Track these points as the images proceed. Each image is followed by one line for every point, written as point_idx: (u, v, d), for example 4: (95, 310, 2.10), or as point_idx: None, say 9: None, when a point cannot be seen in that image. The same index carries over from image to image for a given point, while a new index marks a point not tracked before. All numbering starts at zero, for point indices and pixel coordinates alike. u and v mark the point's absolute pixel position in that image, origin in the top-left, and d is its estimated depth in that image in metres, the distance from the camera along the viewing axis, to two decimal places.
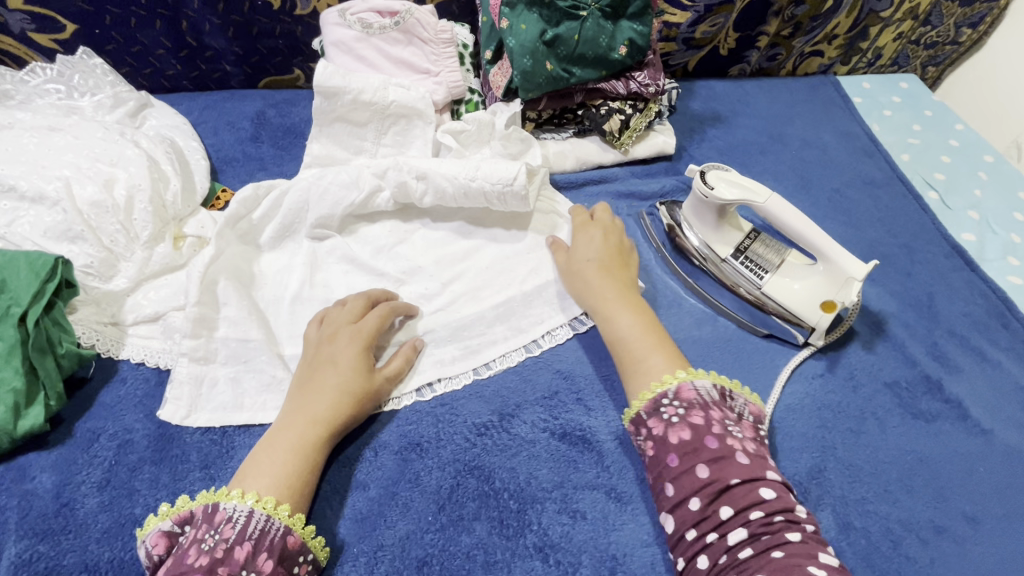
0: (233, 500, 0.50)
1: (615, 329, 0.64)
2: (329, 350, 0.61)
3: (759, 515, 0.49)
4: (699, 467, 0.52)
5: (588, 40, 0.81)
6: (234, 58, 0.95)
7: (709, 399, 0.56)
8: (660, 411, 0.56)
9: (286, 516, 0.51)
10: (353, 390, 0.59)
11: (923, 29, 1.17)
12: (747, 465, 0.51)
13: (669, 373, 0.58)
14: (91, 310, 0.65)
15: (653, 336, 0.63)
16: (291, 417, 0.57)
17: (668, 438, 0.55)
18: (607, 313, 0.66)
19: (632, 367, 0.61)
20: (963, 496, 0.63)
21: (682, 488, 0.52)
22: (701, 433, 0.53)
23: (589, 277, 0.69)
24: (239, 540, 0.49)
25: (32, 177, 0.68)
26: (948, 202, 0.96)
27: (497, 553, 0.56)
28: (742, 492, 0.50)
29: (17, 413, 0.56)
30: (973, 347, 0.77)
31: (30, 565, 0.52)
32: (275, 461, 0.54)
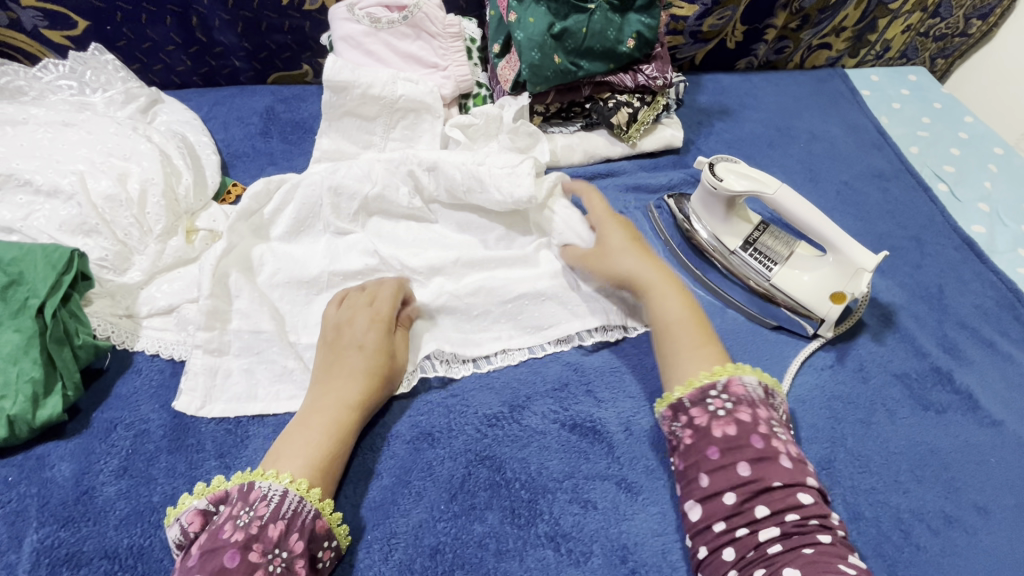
0: (267, 479, 0.51)
1: (669, 314, 0.63)
2: (350, 334, 0.62)
3: (796, 518, 0.48)
4: (741, 464, 0.51)
5: (596, 33, 0.82)
6: (243, 53, 0.96)
7: (756, 397, 0.55)
8: (705, 403, 0.55)
9: (318, 498, 0.52)
10: (376, 369, 0.60)
11: (933, 21, 1.16)
12: (791, 469, 0.50)
13: (718, 365, 0.57)
14: (106, 302, 0.66)
15: (698, 330, 0.61)
16: (323, 401, 0.58)
17: (712, 430, 0.53)
18: (659, 296, 0.64)
19: (682, 355, 0.59)
20: (973, 487, 0.63)
21: (718, 480, 0.51)
22: (748, 430, 0.52)
23: (638, 261, 0.67)
24: (273, 518, 0.49)
25: (48, 172, 0.69)
26: (958, 194, 0.96)
27: (509, 542, 0.56)
28: (780, 495, 0.49)
29: (36, 403, 0.57)
30: (983, 339, 0.77)
31: (51, 552, 0.52)
32: (309, 442, 0.55)
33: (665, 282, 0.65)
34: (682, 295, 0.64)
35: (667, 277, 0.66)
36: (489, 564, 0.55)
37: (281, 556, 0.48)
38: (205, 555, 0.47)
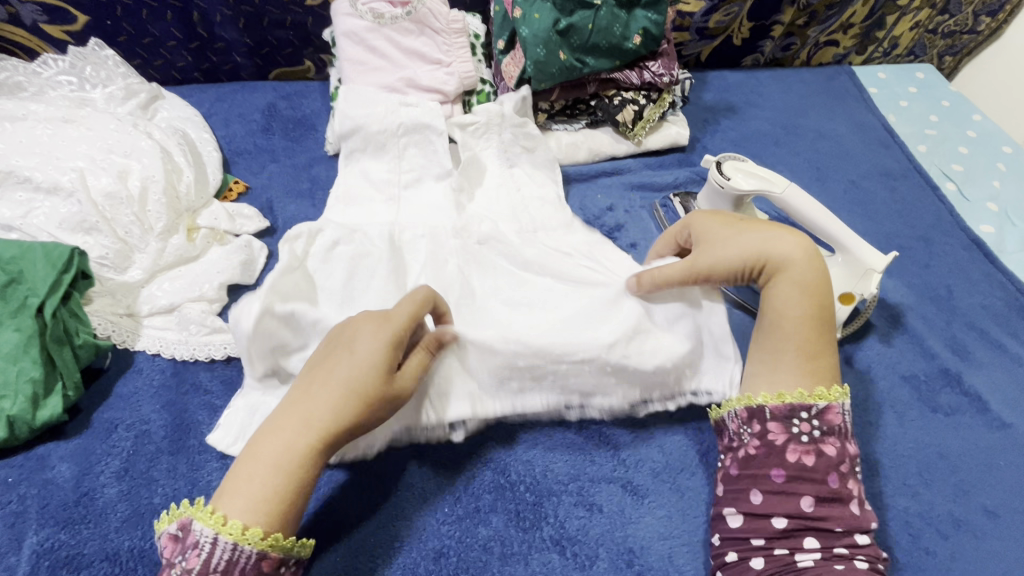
0: (201, 521, 0.47)
1: (797, 309, 0.56)
2: (347, 343, 0.54)
3: (843, 555, 0.49)
4: (808, 498, 0.51)
5: (602, 29, 0.81)
6: (245, 49, 0.95)
7: (847, 432, 0.54)
8: (791, 421, 0.54)
9: (257, 541, 0.46)
10: (357, 387, 0.52)
11: (941, 18, 1.14)
12: (858, 514, 0.51)
13: (823, 387, 0.54)
14: (107, 301, 0.65)
15: (813, 340, 0.55)
16: (290, 420, 0.51)
17: (786, 452, 0.53)
18: (793, 283, 0.56)
19: (791, 362, 0.55)
20: (983, 491, 0.63)
21: (774, 502, 0.51)
22: (829, 467, 0.51)
23: (784, 242, 0.57)
24: (203, 571, 0.46)
25: (47, 169, 0.68)
26: (967, 193, 0.95)
27: (514, 545, 0.56)
28: (837, 535, 0.50)
29: (36, 403, 0.56)
30: (992, 340, 0.76)
31: (52, 554, 0.52)
32: (257, 478, 0.48)
33: (811, 271, 0.56)
34: (819, 290, 0.56)
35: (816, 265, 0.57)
36: (493, 567, 0.54)
37: None
38: None
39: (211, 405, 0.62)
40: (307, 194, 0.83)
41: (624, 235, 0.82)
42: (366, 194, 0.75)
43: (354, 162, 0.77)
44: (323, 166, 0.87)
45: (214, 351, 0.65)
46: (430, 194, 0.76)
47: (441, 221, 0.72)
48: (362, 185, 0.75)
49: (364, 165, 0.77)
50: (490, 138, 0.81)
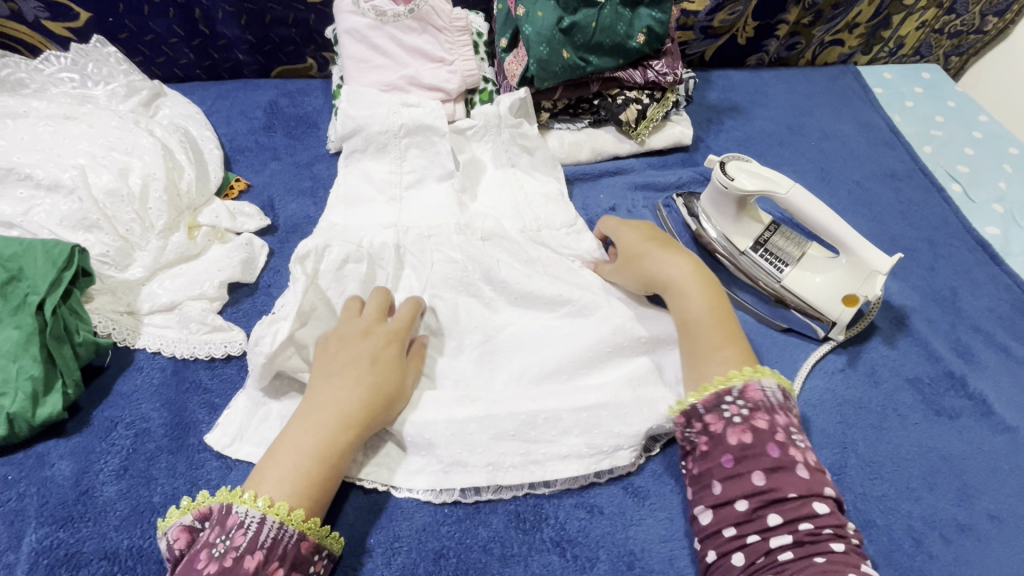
0: (245, 503, 0.48)
1: (690, 311, 0.60)
2: (363, 342, 0.58)
3: (811, 528, 0.47)
4: (756, 473, 0.50)
5: (605, 28, 0.80)
6: (246, 46, 0.94)
7: (775, 402, 0.54)
8: (721, 408, 0.54)
9: (299, 522, 0.49)
10: (382, 386, 0.56)
11: (948, 18, 1.13)
12: (809, 480, 0.49)
13: (736, 369, 0.56)
14: (107, 299, 0.65)
15: (722, 329, 0.59)
16: (321, 416, 0.53)
17: (726, 437, 0.52)
18: (677, 295, 0.61)
19: (701, 358, 0.58)
20: (987, 495, 0.62)
21: (731, 488, 0.50)
22: (764, 438, 0.51)
23: (663, 260, 0.64)
24: (250, 548, 0.47)
25: (48, 166, 0.68)
26: (972, 194, 0.94)
27: (514, 547, 0.55)
28: (796, 504, 0.48)
29: (35, 401, 0.56)
30: (997, 343, 0.75)
31: (50, 552, 0.52)
32: (296, 466, 0.51)
33: (692, 279, 0.62)
34: (712, 288, 0.61)
35: (688, 275, 0.62)
36: (493, 569, 0.54)
37: None
38: None
39: (211, 404, 0.62)
40: (309, 192, 0.82)
41: None
42: (368, 194, 0.74)
43: (356, 160, 0.77)
44: (325, 164, 0.86)
45: (214, 349, 0.65)
46: (432, 194, 0.75)
47: (443, 220, 0.72)
48: (364, 185, 0.75)
49: (365, 163, 0.76)
50: (489, 141, 0.81)
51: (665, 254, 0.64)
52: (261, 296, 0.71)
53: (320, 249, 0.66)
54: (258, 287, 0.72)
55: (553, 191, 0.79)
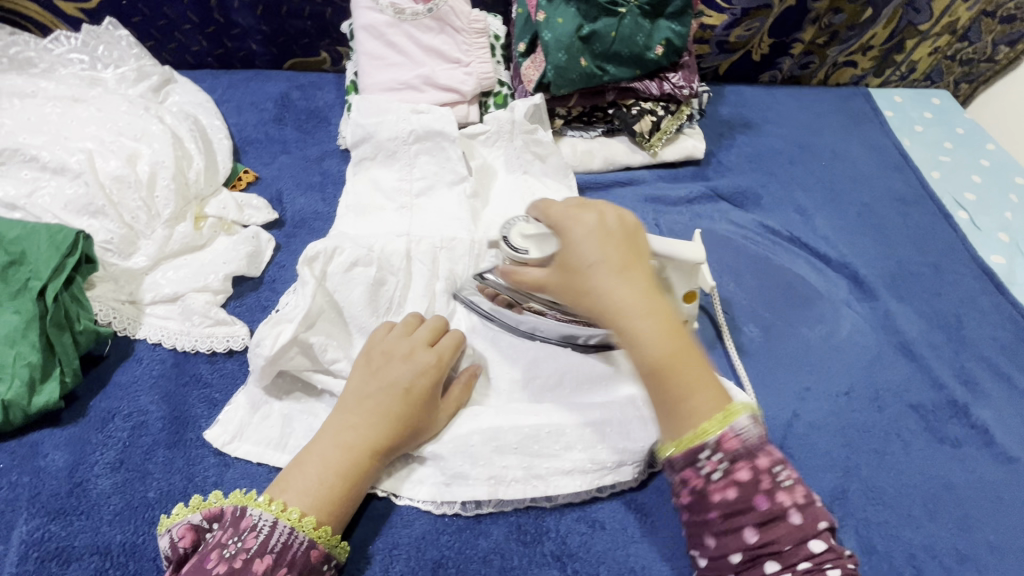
0: (259, 507, 0.49)
1: (647, 359, 0.47)
2: (398, 371, 0.56)
3: (809, 568, 0.45)
4: (748, 529, 0.45)
5: (624, 38, 0.80)
6: (261, 37, 0.93)
7: (756, 444, 0.46)
8: (697, 466, 0.46)
9: (310, 528, 0.49)
10: (407, 417, 0.55)
11: (961, 45, 1.14)
12: (801, 524, 0.45)
13: (706, 421, 0.46)
14: (110, 287, 0.64)
15: (693, 369, 0.47)
16: (349, 436, 0.53)
17: (709, 496, 0.46)
18: (629, 333, 0.47)
19: (669, 413, 0.47)
20: (988, 525, 0.62)
21: (723, 543, 0.46)
22: (750, 492, 0.45)
23: (608, 290, 0.48)
24: (260, 552, 0.47)
25: (55, 148, 0.67)
26: (979, 222, 0.95)
27: (514, 559, 0.55)
28: (792, 551, 0.45)
29: (32, 388, 0.55)
30: (1000, 373, 0.76)
31: (42, 545, 0.51)
32: (321, 480, 0.51)
33: (648, 314, 0.47)
34: (676, 328, 0.47)
35: (644, 304, 0.47)
36: None
37: None
38: None
39: (211, 399, 0.61)
40: (318, 187, 0.81)
41: None
42: (375, 199, 0.75)
43: (364, 166, 0.77)
44: (335, 160, 0.85)
45: (217, 344, 0.63)
46: (440, 197, 0.75)
47: (451, 224, 0.72)
48: (373, 190, 0.75)
49: (373, 169, 0.77)
50: (501, 147, 0.81)
51: (614, 279, 0.48)
52: (264, 291, 0.70)
53: (330, 250, 0.64)
54: (263, 281, 0.71)
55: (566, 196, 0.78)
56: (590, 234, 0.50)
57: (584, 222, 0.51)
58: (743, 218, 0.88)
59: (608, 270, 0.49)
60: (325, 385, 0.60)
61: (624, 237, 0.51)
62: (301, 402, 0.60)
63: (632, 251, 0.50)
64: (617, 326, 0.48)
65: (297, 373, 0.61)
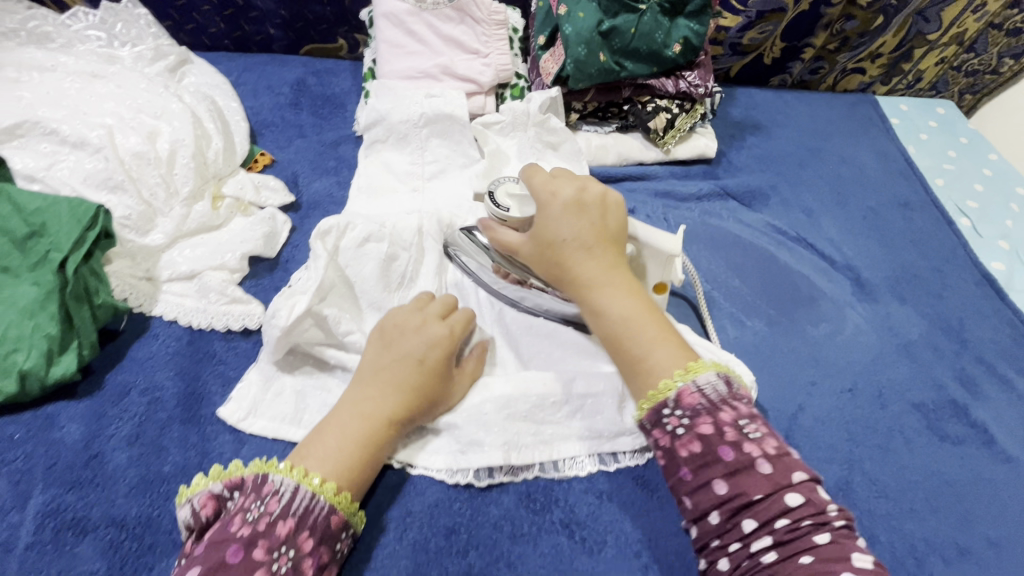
0: (280, 473, 0.49)
1: (611, 325, 0.54)
2: (412, 342, 0.57)
3: (787, 522, 0.44)
4: (717, 482, 0.47)
5: (643, 35, 0.81)
6: (279, 21, 0.93)
7: (716, 399, 0.49)
8: (663, 421, 0.50)
9: (331, 494, 0.49)
10: (425, 389, 0.55)
11: (967, 56, 1.16)
12: (771, 474, 0.46)
13: (664, 378, 0.51)
14: (126, 263, 0.63)
15: (652, 330, 0.53)
16: (369, 406, 0.53)
17: (677, 451, 0.49)
18: (594, 304, 0.55)
19: (631, 372, 0.53)
20: (986, 521, 0.63)
21: (699, 500, 0.48)
22: (713, 443, 0.48)
23: (575, 266, 0.56)
24: (283, 515, 0.47)
25: (75, 122, 0.66)
26: (980, 229, 0.96)
27: (524, 526, 0.56)
28: (765, 504, 0.45)
29: (50, 360, 0.55)
30: (1000, 375, 0.77)
31: (58, 515, 0.51)
32: (340, 449, 0.51)
33: (608, 283, 0.55)
34: (636, 299, 0.55)
35: (606, 275, 0.55)
36: (504, 546, 0.54)
37: (289, 553, 0.46)
38: (212, 548, 0.45)
39: (225, 376, 0.61)
40: (333, 172, 0.82)
41: None
42: (389, 183, 0.75)
43: (376, 149, 0.78)
44: (350, 146, 0.86)
45: (232, 322, 0.63)
46: (454, 182, 0.76)
47: (460, 208, 0.73)
48: (387, 176, 0.76)
49: (385, 152, 0.77)
50: (515, 137, 0.81)
51: (582, 256, 0.56)
52: (279, 272, 0.70)
53: (342, 226, 0.65)
54: (278, 262, 0.71)
55: None
56: (564, 214, 0.57)
57: (558, 200, 0.57)
58: (752, 217, 0.90)
59: (579, 247, 0.56)
60: (339, 360, 0.60)
61: (596, 216, 0.57)
62: (313, 377, 0.60)
63: (601, 230, 0.57)
64: (584, 298, 0.56)
65: (307, 347, 0.61)
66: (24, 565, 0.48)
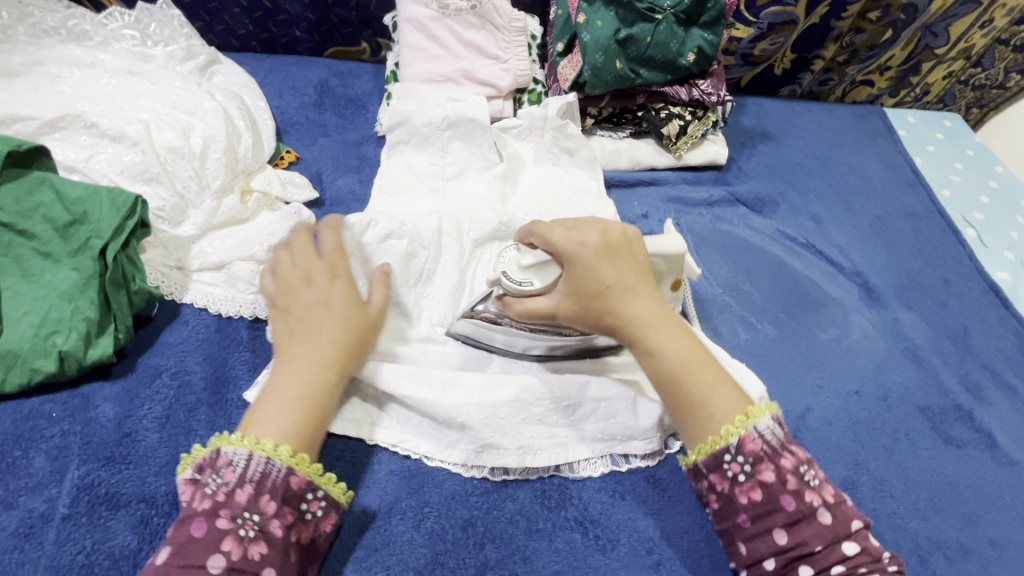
0: (231, 444, 0.50)
1: (665, 369, 0.54)
2: (308, 293, 0.59)
3: (843, 572, 0.46)
4: (777, 530, 0.48)
5: (659, 44, 0.83)
6: (305, 24, 0.97)
7: (777, 446, 0.50)
8: (723, 468, 0.51)
9: (286, 456, 0.50)
10: (344, 323, 0.58)
11: (974, 70, 1.18)
12: (830, 524, 0.48)
13: (726, 424, 0.51)
14: (159, 252, 0.67)
15: (704, 371, 0.54)
16: (296, 363, 0.55)
17: (736, 498, 0.50)
18: (643, 349, 0.55)
19: (687, 417, 0.53)
20: (990, 522, 0.65)
21: (756, 547, 0.49)
22: (775, 492, 0.49)
23: (619, 312, 0.56)
24: (240, 483, 0.48)
25: (113, 117, 0.69)
26: (986, 240, 0.98)
27: (539, 522, 0.57)
28: (824, 553, 0.47)
29: (88, 341, 0.57)
30: (1004, 382, 0.79)
31: (91, 490, 0.53)
32: (282, 410, 0.52)
33: (655, 326, 0.56)
34: (684, 339, 0.55)
35: (652, 317, 0.56)
36: (519, 541, 0.56)
37: (252, 517, 0.47)
38: (181, 525, 0.47)
39: (251, 363, 0.63)
40: (356, 170, 0.84)
41: None
42: (409, 182, 0.78)
43: (397, 150, 0.80)
44: (372, 145, 0.88)
45: (259, 311, 0.65)
46: (472, 182, 0.78)
47: (480, 209, 0.76)
48: (408, 175, 0.78)
49: (407, 153, 0.80)
50: (532, 141, 0.84)
51: (628, 299, 0.56)
52: None
53: (366, 223, 0.69)
54: None
55: (593, 189, 0.82)
56: (600, 261, 0.57)
57: (589, 246, 0.58)
58: (762, 223, 0.92)
59: (622, 294, 0.56)
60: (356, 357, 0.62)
61: (628, 257, 0.58)
62: None
63: (635, 271, 0.58)
64: (632, 344, 0.56)
65: None
66: (60, 537, 0.50)
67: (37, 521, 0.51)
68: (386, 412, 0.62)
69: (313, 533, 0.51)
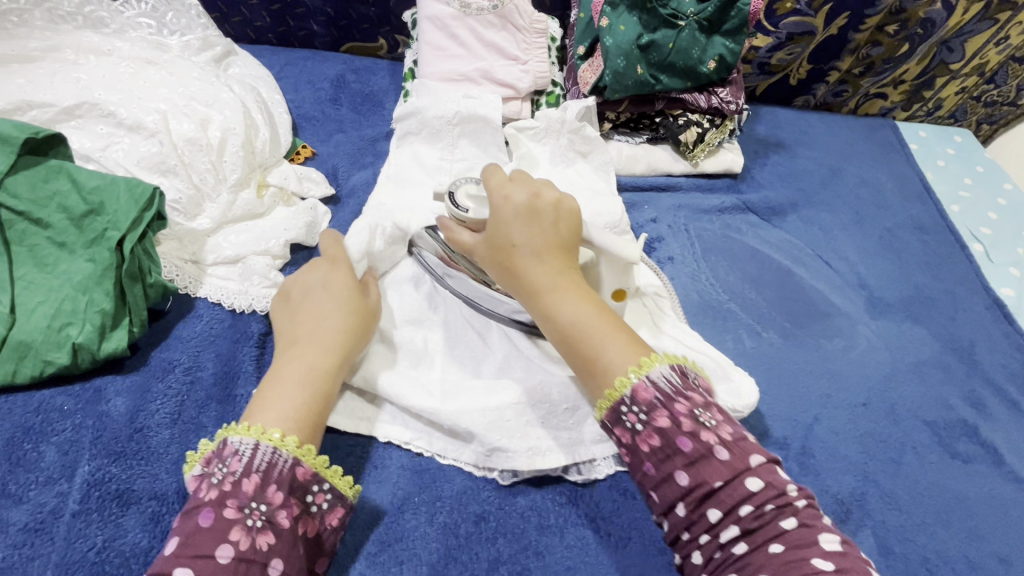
0: (237, 433, 0.49)
1: (562, 327, 0.51)
2: (311, 279, 0.61)
3: (750, 509, 0.45)
4: (679, 474, 0.47)
5: (681, 50, 0.83)
6: (324, 18, 0.96)
7: (671, 391, 0.48)
8: (621, 420, 0.49)
9: (294, 446, 0.49)
10: (348, 305, 0.59)
11: (986, 87, 1.18)
12: (728, 460, 0.46)
13: (619, 376, 0.49)
14: (174, 245, 0.66)
15: (603, 324, 0.51)
16: (295, 346, 0.56)
17: (639, 449, 0.48)
18: (543, 305, 0.52)
19: (585, 372, 0.51)
20: (997, 538, 0.65)
21: (664, 496, 0.48)
22: (671, 436, 0.47)
23: (525, 268, 0.53)
24: (247, 473, 0.47)
25: (131, 107, 0.68)
26: (992, 256, 0.98)
27: (552, 518, 0.57)
28: (726, 492, 0.46)
29: (102, 334, 0.56)
30: (1011, 398, 0.79)
31: (102, 486, 0.52)
32: (285, 395, 0.52)
33: (558, 281, 0.52)
34: (585, 296, 0.52)
35: (555, 272, 0.53)
36: (532, 536, 0.56)
37: (260, 508, 0.46)
38: (187, 517, 0.46)
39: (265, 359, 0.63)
40: (371, 166, 0.83)
41: (664, 247, 0.85)
42: (425, 180, 0.77)
43: (407, 141, 0.80)
44: (387, 142, 0.88)
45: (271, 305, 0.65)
46: None
47: None
48: (425, 174, 0.78)
49: (422, 151, 0.79)
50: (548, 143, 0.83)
51: (533, 258, 0.53)
52: None
53: (371, 229, 0.67)
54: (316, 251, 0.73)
55: (608, 192, 0.81)
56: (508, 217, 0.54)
57: (506, 201, 0.54)
58: (774, 233, 0.92)
59: (529, 251, 0.53)
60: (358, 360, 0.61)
61: (551, 223, 0.54)
62: None
63: (550, 227, 0.54)
64: (533, 300, 0.53)
65: None
66: (70, 533, 0.49)
67: (47, 516, 0.50)
68: (391, 411, 0.61)
69: (320, 527, 0.50)
